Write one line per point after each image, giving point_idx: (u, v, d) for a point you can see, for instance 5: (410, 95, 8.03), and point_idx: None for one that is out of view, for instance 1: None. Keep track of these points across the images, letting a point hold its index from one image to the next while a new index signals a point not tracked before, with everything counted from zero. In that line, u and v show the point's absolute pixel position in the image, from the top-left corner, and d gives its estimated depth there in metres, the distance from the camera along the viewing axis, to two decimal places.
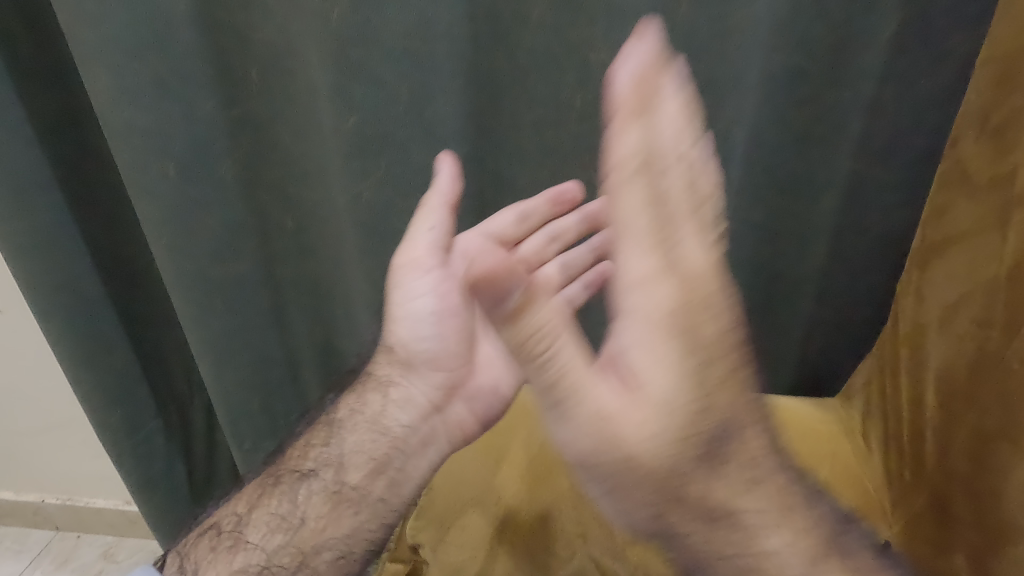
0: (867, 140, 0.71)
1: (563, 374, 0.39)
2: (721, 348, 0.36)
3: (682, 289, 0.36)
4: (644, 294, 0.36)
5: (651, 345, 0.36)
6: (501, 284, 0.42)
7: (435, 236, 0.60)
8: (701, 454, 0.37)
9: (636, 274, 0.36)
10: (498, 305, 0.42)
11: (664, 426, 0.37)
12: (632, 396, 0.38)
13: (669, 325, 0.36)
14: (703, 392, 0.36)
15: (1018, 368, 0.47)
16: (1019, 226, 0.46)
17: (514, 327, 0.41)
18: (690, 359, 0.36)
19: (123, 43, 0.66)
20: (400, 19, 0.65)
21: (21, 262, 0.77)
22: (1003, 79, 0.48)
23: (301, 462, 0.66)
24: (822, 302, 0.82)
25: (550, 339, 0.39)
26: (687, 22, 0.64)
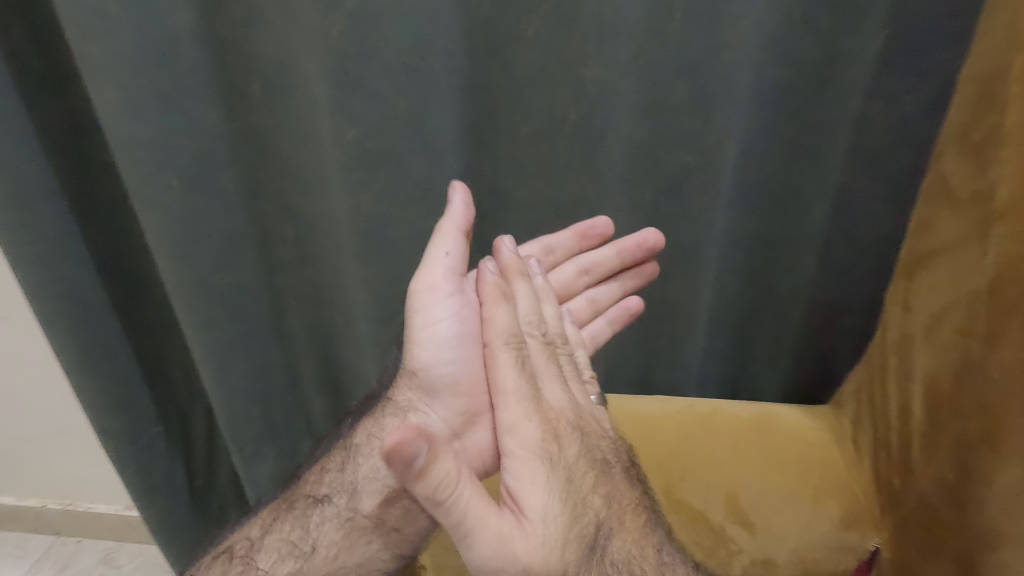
0: (855, 153, 0.73)
1: (467, 512, 0.42)
2: (571, 466, 0.51)
3: (544, 425, 0.51)
4: (521, 434, 0.50)
5: (533, 475, 0.47)
6: (408, 445, 0.38)
7: (452, 262, 0.60)
8: (585, 552, 0.48)
9: (523, 428, 0.50)
10: (405, 470, 0.39)
11: (551, 531, 0.46)
12: (523, 506, 0.46)
13: (544, 440, 0.50)
14: (574, 493, 0.49)
15: (1000, 378, 0.48)
16: (1000, 241, 0.48)
17: (422, 482, 0.41)
18: (558, 480, 0.49)
19: (128, 59, 0.67)
20: (399, 36, 0.66)
21: (25, 272, 0.78)
22: (982, 96, 0.50)
23: (315, 487, 0.61)
24: (813, 311, 0.84)
25: (456, 484, 0.42)
26: (679, 38, 0.66)
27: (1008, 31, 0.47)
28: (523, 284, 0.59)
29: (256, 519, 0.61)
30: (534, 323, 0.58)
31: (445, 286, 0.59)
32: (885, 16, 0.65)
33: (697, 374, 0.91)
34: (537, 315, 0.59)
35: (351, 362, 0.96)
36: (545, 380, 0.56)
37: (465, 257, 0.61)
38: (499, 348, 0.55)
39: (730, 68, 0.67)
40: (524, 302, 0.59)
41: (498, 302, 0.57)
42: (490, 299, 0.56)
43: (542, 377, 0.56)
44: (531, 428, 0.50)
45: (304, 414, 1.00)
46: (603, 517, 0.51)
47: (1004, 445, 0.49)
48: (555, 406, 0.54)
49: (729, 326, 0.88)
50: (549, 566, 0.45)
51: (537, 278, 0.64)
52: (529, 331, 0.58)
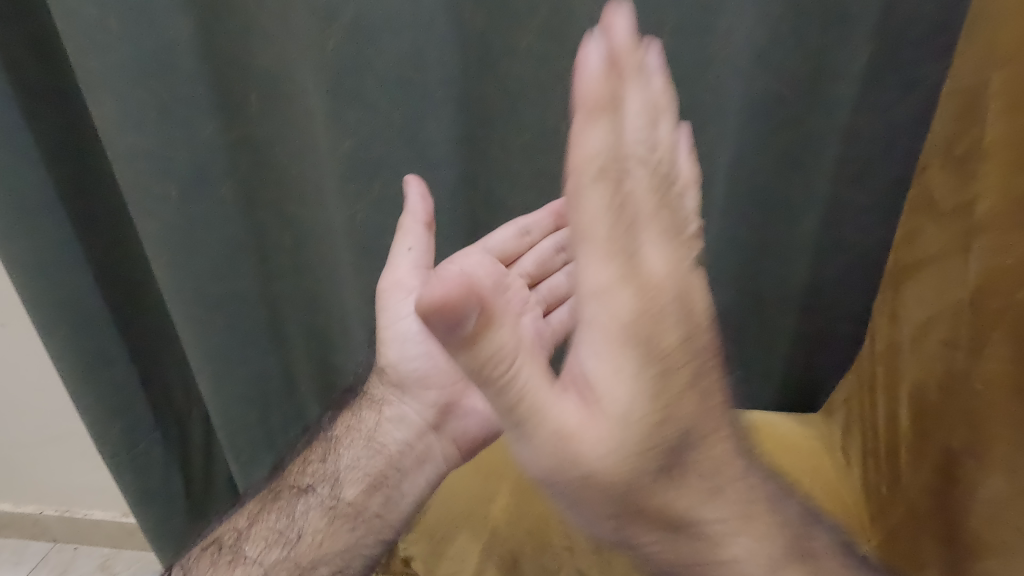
0: (844, 163, 0.74)
1: (525, 397, 0.36)
2: (674, 353, 0.36)
3: (642, 291, 0.35)
4: (603, 306, 0.35)
5: (615, 356, 0.35)
6: (458, 305, 0.32)
7: (415, 256, 0.64)
8: (660, 466, 0.36)
9: (587, 308, 0.36)
10: (448, 335, 0.34)
11: (622, 437, 0.35)
12: (597, 394, 0.36)
13: (633, 316, 0.35)
14: (664, 392, 0.36)
15: (983, 389, 0.49)
16: (981, 253, 0.49)
17: (471, 352, 0.35)
18: (653, 371, 0.35)
19: (127, 71, 0.68)
20: (393, 49, 0.67)
21: (26, 280, 0.79)
22: (964, 111, 0.51)
23: (298, 478, 0.68)
24: (805, 319, 0.85)
25: (513, 358, 0.35)
26: (669, 51, 0.67)
27: (986, 48, 0.48)
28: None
29: (242, 511, 0.68)
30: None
31: (411, 280, 0.65)
32: (871, 30, 0.66)
33: None
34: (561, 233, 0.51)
35: (348, 369, 0.96)
36: (649, 227, 0.35)
37: (428, 249, 0.65)
38: (587, 186, 0.34)
39: (719, 80, 0.68)
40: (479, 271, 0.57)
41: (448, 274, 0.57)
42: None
43: (643, 228, 0.35)
44: (623, 294, 0.35)
45: (301, 420, 1.00)
46: (689, 431, 0.37)
47: (985, 454, 0.49)
48: (660, 274, 0.35)
49: (723, 334, 0.89)
50: (616, 473, 0.36)
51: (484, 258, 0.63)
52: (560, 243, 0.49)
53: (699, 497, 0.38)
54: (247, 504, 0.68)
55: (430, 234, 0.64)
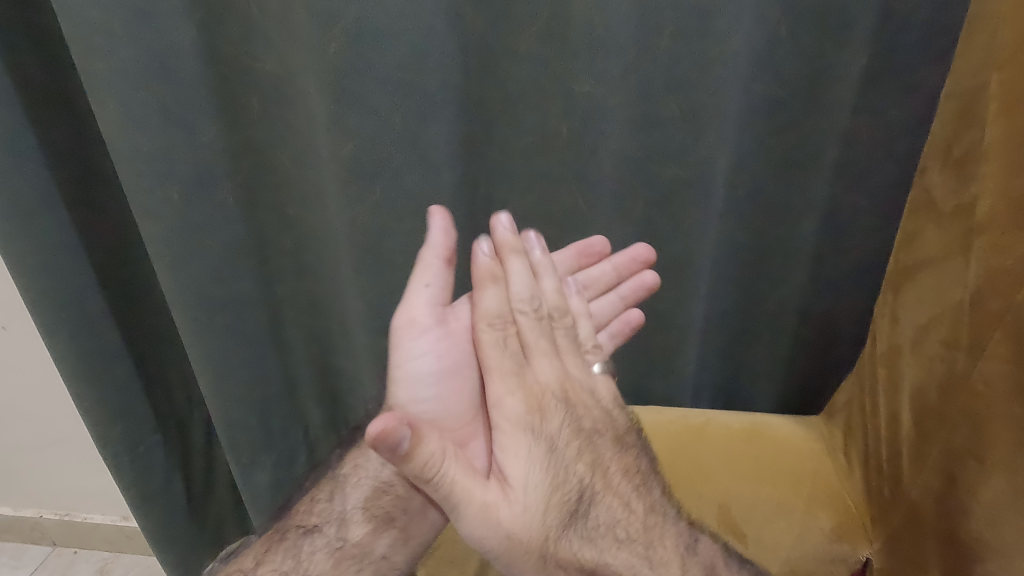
0: (843, 165, 0.74)
1: (454, 488, 0.45)
2: (555, 437, 0.51)
3: (528, 396, 0.52)
4: (506, 409, 0.51)
5: (517, 447, 0.49)
6: (392, 433, 0.40)
7: (433, 293, 0.56)
8: (566, 517, 0.49)
9: (505, 402, 0.51)
10: (392, 454, 0.42)
11: (533, 499, 0.47)
12: (507, 485, 0.47)
13: (528, 414, 0.51)
14: (557, 463, 0.50)
15: (984, 389, 0.49)
16: (981, 254, 0.49)
17: (409, 462, 0.43)
18: (541, 450, 0.49)
19: (130, 74, 0.69)
20: (395, 53, 0.68)
21: (28, 282, 0.79)
22: (961, 114, 0.51)
23: (304, 518, 0.62)
24: (806, 322, 0.85)
25: (440, 464, 0.44)
26: (668, 55, 0.68)
27: (983, 51, 0.49)
28: (519, 262, 0.56)
29: (248, 550, 0.61)
30: (527, 299, 0.55)
31: (425, 319, 0.56)
32: (869, 34, 0.67)
33: (692, 384, 0.91)
34: (532, 287, 0.56)
35: (349, 371, 0.97)
36: (538, 357, 0.54)
37: (448, 286, 0.56)
38: (484, 329, 0.54)
39: (718, 83, 0.68)
40: (518, 279, 0.55)
41: (488, 285, 0.55)
42: (479, 281, 0.55)
43: (534, 351, 0.54)
44: (514, 402, 0.51)
45: (302, 423, 1.01)
46: (587, 482, 0.51)
47: (989, 456, 0.49)
48: (542, 380, 0.53)
49: (723, 337, 0.89)
50: (531, 535, 0.46)
51: (536, 253, 0.60)
52: (523, 305, 0.55)
53: (603, 541, 0.51)
54: (255, 539, 0.62)
55: (451, 270, 0.55)
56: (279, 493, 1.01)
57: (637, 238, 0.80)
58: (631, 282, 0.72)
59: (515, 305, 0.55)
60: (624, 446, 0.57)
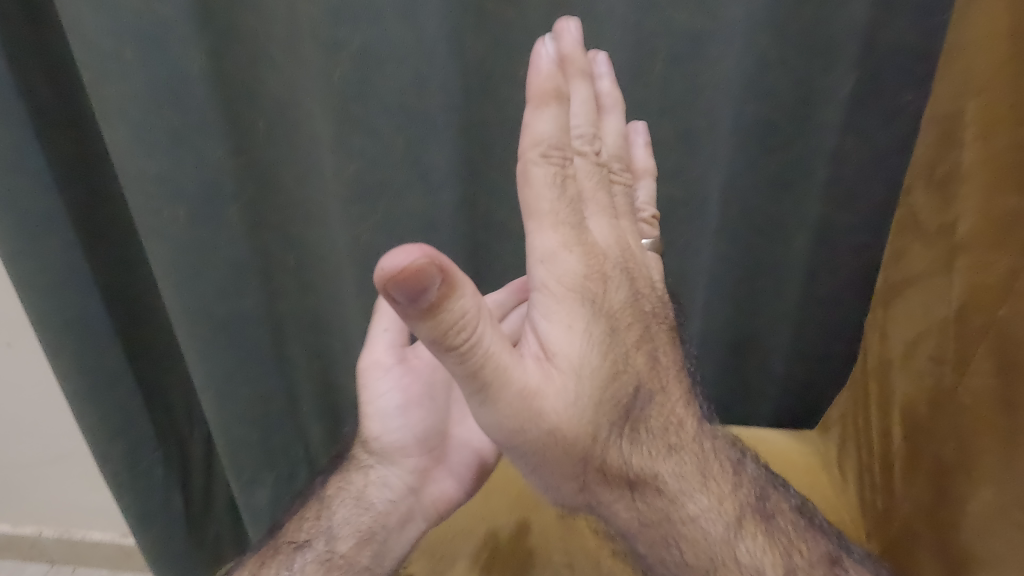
0: (833, 185, 0.76)
1: (488, 360, 0.40)
2: (615, 339, 0.47)
3: (585, 264, 0.47)
4: (559, 265, 0.45)
5: (568, 318, 0.45)
6: (422, 270, 0.35)
7: (391, 336, 0.66)
8: (618, 418, 0.47)
9: (560, 258, 0.45)
10: (411, 303, 0.36)
11: (582, 373, 0.44)
12: (552, 358, 0.44)
13: (585, 279, 0.46)
14: (614, 348, 0.47)
15: (970, 402, 0.51)
16: (964, 271, 0.51)
17: (431, 321, 0.37)
18: (597, 329, 0.46)
19: (142, 99, 0.70)
20: (398, 77, 0.70)
21: (33, 301, 0.80)
22: (944, 136, 0.53)
23: (296, 534, 0.65)
24: (800, 337, 0.86)
25: (474, 327, 0.39)
26: (661, 80, 0.70)
27: (962, 78, 0.51)
28: (580, 90, 0.52)
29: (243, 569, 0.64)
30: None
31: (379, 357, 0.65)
32: (855, 59, 0.69)
33: (690, 399, 0.92)
34: (596, 132, 0.52)
35: (349, 388, 0.98)
36: (594, 218, 0.50)
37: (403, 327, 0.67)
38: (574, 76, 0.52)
39: (710, 106, 0.70)
40: (612, 119, 0.56)
41: None
42: (535, 100, 0.48)
43: (565, 221, 0.46)
44: (569, 259, 0.46)
45: (303, 440, 1.01)
46: (643, 381, 0.49)
47: (976, 469, 0.50)
48: (602, 244, 0.50)
49: (719, 352, 0.90)
50: (578, 426, 0.44)
51: (602, 83, 0.57)
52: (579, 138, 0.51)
53: (655, 445, 0.50)
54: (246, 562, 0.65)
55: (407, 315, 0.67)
56: (279, 510, 1.01)
57: None
58: None
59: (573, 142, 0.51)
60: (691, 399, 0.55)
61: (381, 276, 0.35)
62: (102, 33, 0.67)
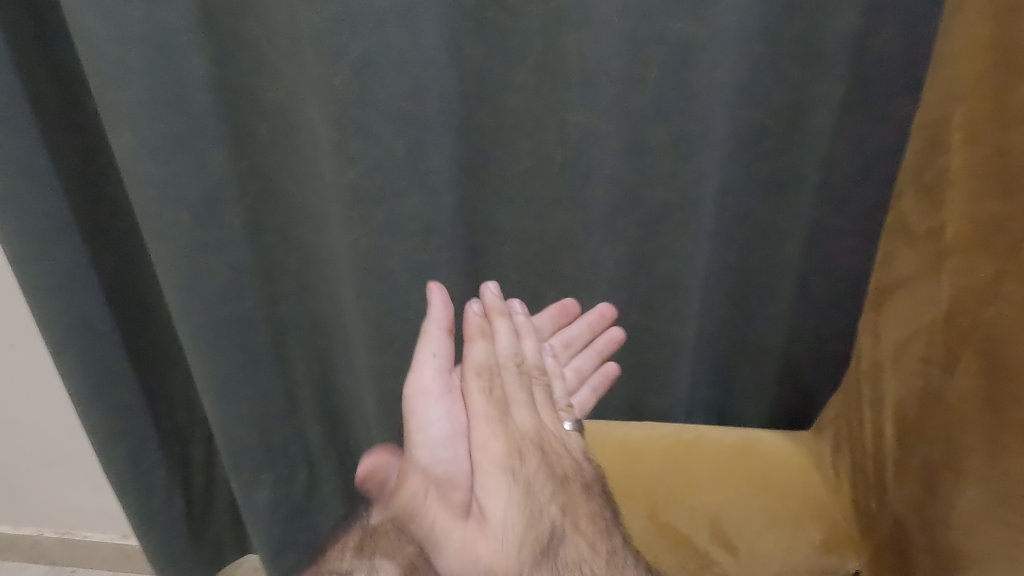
0: (824, 190, 0.77)
1: (423, 529, 0.47)
2: (530, 480, 0.55)
3: (509, 444, 0.56)
4: (487, 459, 0.54)
5: (498, 490, 0.52)
6: (380, 471, 0.48)
7: (440, 363, 0.58)
8: (540, 552, 0.51)
9: (491, 444, 0.55)
10: (380, 490, 0.48)
11: (510, 535, 0.50)
12: (486, 524, 0.50)
13: (508, 457, 0.55)
14: (534, 514, 0.53)
15: (958, 403, 0.52)
16: (952, 274, 0.52)
17: (393, 500, 0.48)
18: (518, 493, 0.53)
19: (146, 105, 0.72)
20: (397, 84, 0.71)
21: (40, 304, 0.81)
22: (931, 142, 0.54)
23: (338, 563, 0.48)
24: (793, 340, 0.87)
25: (421, 499, 0.48)
26: (655, 86, 0.71)
27: (948, 85, 0.51)
28: (503, 323, 0.63)
29: None
30: (511, 355, 0.63)
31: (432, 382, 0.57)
32: (845, 66, 0.70)
33: (685, 401, 0.93)
34: (515, 348, 0.63)
35: (348, 389, 0.99)
36: (487, 424, 0.56)
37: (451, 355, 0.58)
38: (474, 346, 0.61)
39: (703, 112, 0.72)
40: (503, 341, 0.63)
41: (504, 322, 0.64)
42: (470, 336, 0.62)
43: (512, 404, 0.61)
44: (501, 490, 0.52)
45: (303, 441, 1.02)
46: (558, 523, 0.54)
47: (963, 467, 0.52)
48: (520, 428, 0.59)
49: (714, 354, 0.91)
50: (506, 570, 0.48)
51: (520, 317, 0.67)
52: (507, 363, 0.62)
53: None
54: None
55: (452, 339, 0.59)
56: (278, 511, 1.02)
57: (629, 259, 0.83)
58: (603, 339, 0.78)
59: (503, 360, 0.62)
60: (591, 493, 0.60)
61: (362, 471, 0.48)
62: (107, 40, 0.68)
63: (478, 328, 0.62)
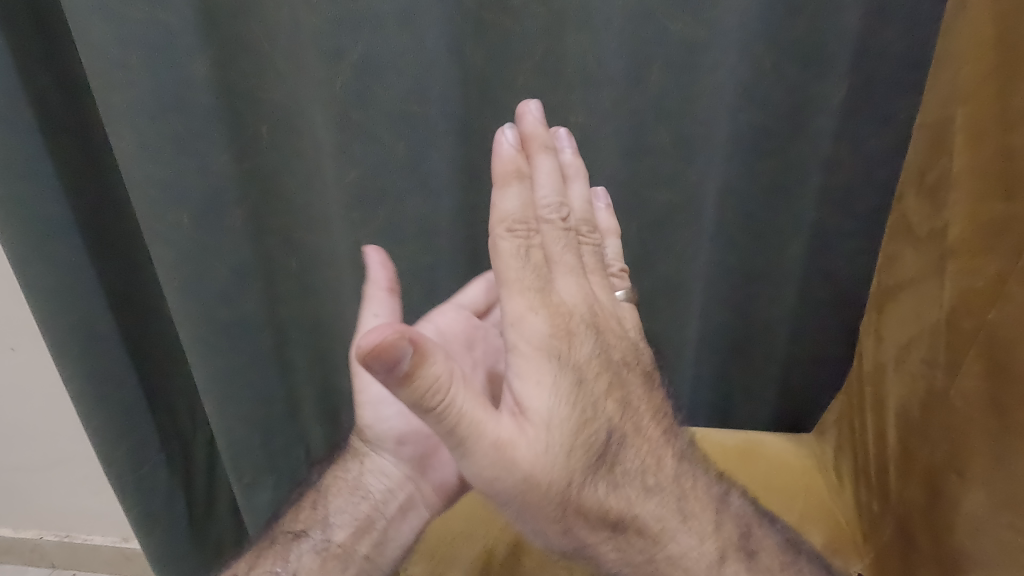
0: (827, 191, 0.77)
1: (462, 418, 0.42)
2: (581, 367, 0.48)
3: (553, 322, 0.48)
4: (529, 329, 0.47)
5: (541, 377, 0.46)
6: (393, 346, 0.37)
7: (382, 322, 0.58)
8: (591, 458, 0.47)
9: (527, 320, 0.47)
10: (388, 374, 0.39)
11: (556, 440, 0.45)
12: (527, 418, 0.45)
13: (553, 336, 0.47)
14: (584, 398, 0.47)
15: (961, 404, 0.51)
16: (955, 275, 0.52)
17: (408, 387, 0.40)
18: (564, 383, 0.47)
19: (148, 107, 0.72)
20: (399, 85, 0.71)
21: (41, 306, 0.81)
22: (934, 143, 0.54)
23: (294, 523, 0.64)
24: (797, 341, 0.87)
25: (448, 391, 0.41)
26: (657, 87, 0.71)
27: (952, 86, 0.52)
28: (543, 166, 0.53)
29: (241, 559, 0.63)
30: (552, 207, 0.52)
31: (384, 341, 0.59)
32: (847, 67, 0.70)
33: (687, 404, 0.93)
34: (558, 195, 0.53)
35: (349, 391, 0.98)
36: (520, 295, 0.48)
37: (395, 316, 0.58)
38: (507, 190, 0.51)
39: (706, 113, 0.72)
40: (544, 188, 0.53)
41: (543, 152, 0.54)
42: (503, 179, 0.51)
43: (556, 269, 0.51)
44: (545, 372, 0.46)
45: (304, 443, 1.02)
46: (616, 422, 0.49)
47: (967, 470, 0.51)
48: (568, 301, 0.50)
49: (717, 355, 0.91)
50: (551, 475, 0.45)
51: (566, 154, 0.59)
52: (548, 213, 0.52)
53: (632, 486, 0.50)
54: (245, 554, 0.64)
55: (396, 297, 0.59)
56: None
57: (630, 261, 0.83)
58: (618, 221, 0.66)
59: (542, 212, 0.52)
60: (650, 382, 0.56)
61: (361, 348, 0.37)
62: (109, 43, 0.68)
63: (513, 171, 0.51)
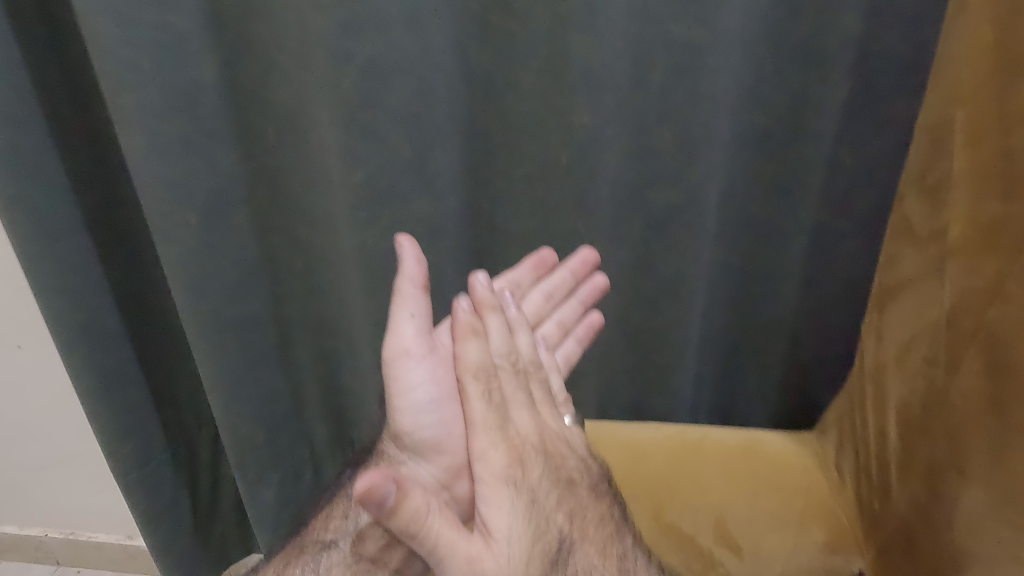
0: (828, 192, 0.78)
1: (437, 543, 0.44)
2: (535, 488, 0.52)
3: (510, 450, 0.52)
4: (489, 462, 0.51)
5: (502, 501, 0.49)
6: (378, 489, 0.39)
7: (418, 322, 0.58)
8: (548, 567, 0.49)
9: (490, 455, 0.51)
10: (377, 508, 0.41)
11: (516, 551, 0.47)
12: (492, 533, 0.48)
13: (510, 466, 0.51)
14: (537, 514, 0.51)
15: (961, 402, 0.52)
16: (955, 274, 0.52)
17: (394, 518, 0.42)
18: (522, 503, 0.50)
19: (157, 108, 0.73)
20: (404, 86, 0.72)
21: (49, 304, 0.82)
22: (934, 144, 0.54)
23: (321, 533, 0.61)
24: (797, 341, 0.87)
25: (425, 518, 0.43)
26: (659, 88, 0.72)
27: (953, 87, 0.52)
28: (496, 317, 0.59)
29: (265, 568, 0.60)
30: (504, 354, 0.58)
31: (412, 344, 0.58)
32: (847, 69, 0.71)
33: (688, 403, 0.93)
34: (510, 345, 0.59)
35: (352, 390, 0.99)
36: (484, 434, 0.52)
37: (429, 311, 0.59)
38: (466, 344, 0.56)
39: (707, 114, 0.72)
40: (495, 337, 0.58)
41: (492, 312, 0.59)
42: (460, 333, 0.56)
43: (512, 405, 0.56)
44: (505, 490, 0.50)
45: (308, 440, 1.03)
46: (565, 532, 0.52)
47: (967, 468, 0.52)
48: (522, 431, 0.55)
49: (718, 355, 0.92)
50: None
51: (510, 310, 0.64)
52: (501, 361, 0.58)
53: None
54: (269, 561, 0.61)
55: (429, 297, 0.57)
56: (283, 510, 1.03)
57: (633, 261, 0.83)
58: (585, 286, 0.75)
59: (495, 357, 0.57)
60: (599, 492, 0.58)
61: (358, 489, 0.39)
62: (119, 43, 0.69)
63: (472, 326, 0.57)
